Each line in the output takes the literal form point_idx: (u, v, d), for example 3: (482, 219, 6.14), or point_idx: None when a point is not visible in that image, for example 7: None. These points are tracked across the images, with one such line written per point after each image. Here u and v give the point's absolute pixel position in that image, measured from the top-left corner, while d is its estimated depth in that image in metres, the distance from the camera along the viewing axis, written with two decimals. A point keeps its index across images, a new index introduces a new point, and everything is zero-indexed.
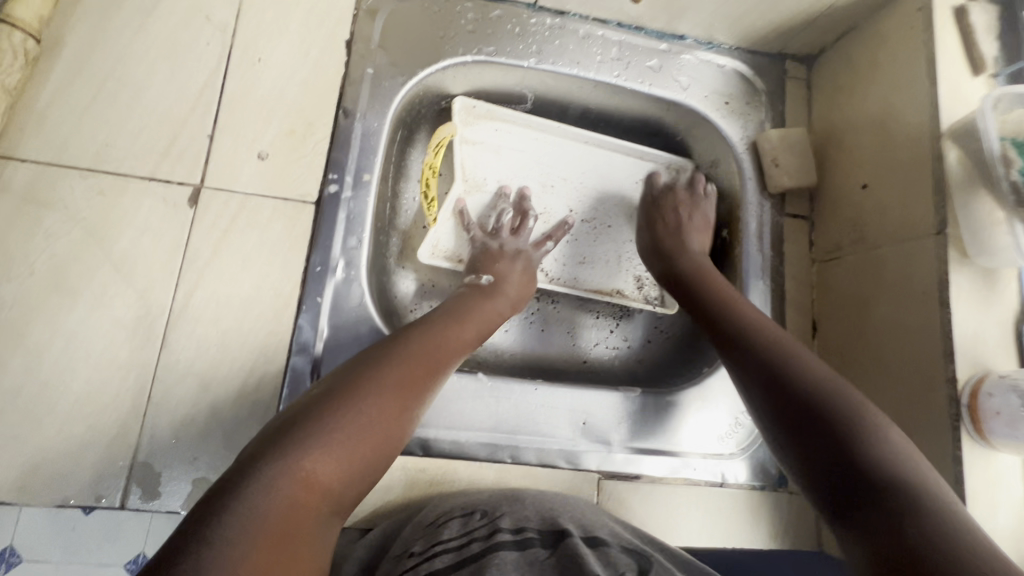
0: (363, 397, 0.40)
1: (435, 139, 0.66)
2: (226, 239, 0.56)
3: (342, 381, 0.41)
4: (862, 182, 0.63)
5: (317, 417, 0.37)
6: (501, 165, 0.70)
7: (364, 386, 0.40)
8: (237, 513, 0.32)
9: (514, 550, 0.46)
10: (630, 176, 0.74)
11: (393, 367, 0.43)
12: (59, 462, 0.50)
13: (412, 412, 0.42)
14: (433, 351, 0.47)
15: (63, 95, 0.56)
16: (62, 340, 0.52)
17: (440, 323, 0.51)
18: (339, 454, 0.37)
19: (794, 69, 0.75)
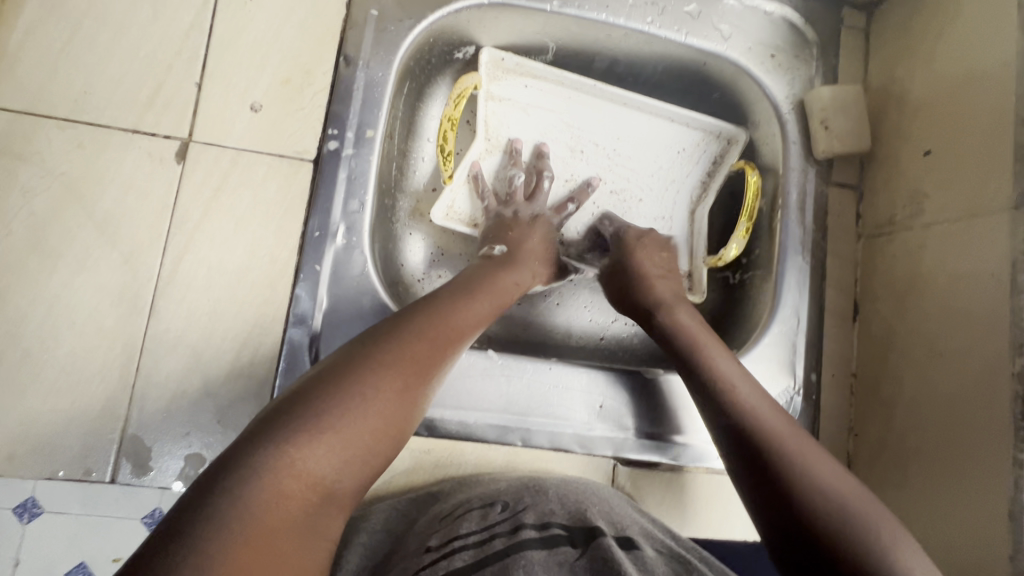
0: (364, 381, 0.36)
1: (456, 89, 0.61)
2: (217, 199, 0.52)
3: (342, 364, 0.37)
4: (925, 148, 0.56)
5: (311, 409, 0.34)
6: (528, 125, 0.66)
7: (364, 369, 0.36)
8: (222, 513, 0.28)
9: (540, 548, 0.42)
10: (667, 142, 0.68)
11: (397, 347, 0.39)
12: (46, 433, 0.47)
13: (417, 397, 0.38)
14: (443, 327, 0.43)
15: (35, 34, 0.50)
16: (44, 305, 0.48)
17: (450, 298, 0.46)
18: (335, 446, 0.33)
19: (851, 18, 0.66)
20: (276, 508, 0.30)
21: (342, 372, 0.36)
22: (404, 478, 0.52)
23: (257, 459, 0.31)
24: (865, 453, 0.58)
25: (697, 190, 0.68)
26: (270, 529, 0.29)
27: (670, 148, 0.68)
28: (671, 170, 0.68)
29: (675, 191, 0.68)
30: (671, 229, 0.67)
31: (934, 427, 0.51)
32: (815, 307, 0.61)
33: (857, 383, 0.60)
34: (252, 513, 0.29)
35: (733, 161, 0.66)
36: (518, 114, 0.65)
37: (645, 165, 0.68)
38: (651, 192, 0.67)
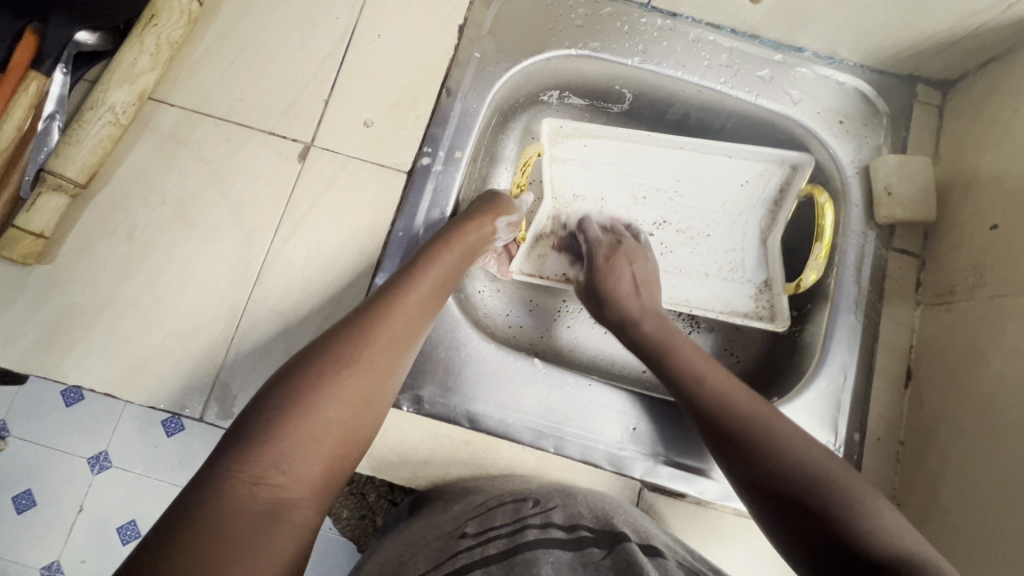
0: (300, 378, 0.41)
1: (522, 159, 0.69)
2: (325, 195, 0.61)
3: (297, 365, 0.42)
4: (991, 223, 0.56)
5: (274, 408, 0.39)
6: (592, 178, 0.72)
7: (314, 369, 0.42)
8: (216, 505, 0.34)
9: (567, 549, 0.44)
10: (730, 176, 0.71)
11: (356, 340, 0.44)
12: (157, 368, 0.56)
13: (372, 370, 0.44)
14: (404, 319, 0.48)
15: (211, 52, 0.63)
16: (176, 264, 0.58)
17: (407, 284, 0.50)
18: (309, 419, 0.39)
19: (924, 94, 0.68)
20: (259, 491, 0.36)
21: (314, 366, 0.42)
22: (442, 462, 0.57)
23: (244, 446, 0.37)
24: None
25: (766, 219, 0.71)
26: (253, 500, 0.35)
27: (733, 182, 0.71)
28: (728, 203, 0.72)
29: (740, 223, 0.72)
30: (743, 262, 0.71)
31: (978, 502, 0.49)
32: (864, 367, 0.61)
33: (903, 451, 0.59)
34: (250, 485, 0.36)
35: (801, 186, 0.68)
36: (580, 167, 0.72)
37: (706, 200, 0.72)
38: (717, 228, 0.72)
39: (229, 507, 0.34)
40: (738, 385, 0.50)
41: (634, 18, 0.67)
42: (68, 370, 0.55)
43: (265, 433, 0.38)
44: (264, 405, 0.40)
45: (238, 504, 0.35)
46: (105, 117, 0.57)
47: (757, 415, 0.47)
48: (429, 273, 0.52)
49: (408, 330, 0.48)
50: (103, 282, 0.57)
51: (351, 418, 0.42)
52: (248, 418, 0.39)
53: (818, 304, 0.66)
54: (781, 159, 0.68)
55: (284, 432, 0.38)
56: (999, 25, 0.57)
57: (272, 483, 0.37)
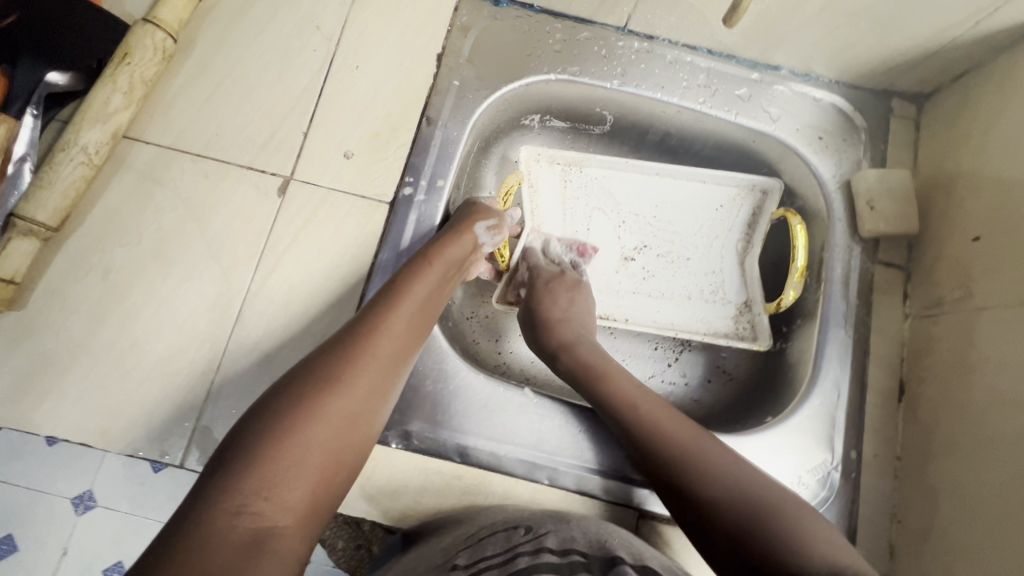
0: (283, 402, 0.40)
1: (503, 188, 0.68)
2: (306, 228, 0.60)
3: (280, 390, 0.41)
4: (973, 235, 0.57)
5: (255, 433, 0.38)
6: (570, 205, 0.73)
7: (296, 392, 0.40)
8: (195, 540, 0.33)
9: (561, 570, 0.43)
10: (705, 202, 0.72)
11: (340, 358, 0.43)
12: (135, 414, 0.54)
13: (358, 389, 0.43)
14: (390, 335, 0.47)
15: (186, 88, 0.62)
16: (154, 305, 0.57)
17: (392, 300, 0.49)
18: (294, 440, 0.38)
19: (900, 108, 0.69)
20: (240, 523, 0.34)
21: (298, 387, 0.41)
22: (433, 499, 0.55)
23: (225, 475, 0.36)
24: (908, 544, 0.55)
25: (741, 243, 0.71)
26: (233, 535, 0.34)
27: (708, 208, 0.72)
28: (706, 228, 0.72)
29: (719, 247, 0.72)
30: (722, 286, 0.71)
31: (980, 517, 0.48)
32: (856, 383, 0.60)
33: (901, 466, 0.58)
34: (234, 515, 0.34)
35: (771, 210, 0.69)
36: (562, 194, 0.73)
37: (684, 225, 0.73)
38: (696, 251, 0.72)
39: (211, 540, 0.33)
40: (664, 409, 0.52)
41: (612, 42, 0.68)
42: (40, 421, 0.53)
43: (244, 460, 0.37)
44: (247, 432, 0.38)
45: (218, 538, 0.33)
46: (77, 158, 0.56)
47: (693, 441, 0.48)
48: (414, 289, 0.51)
49: (396, 346, 0.47)
50: (77, 327, 0.56)
51: (337, 441, 0.40)
52: (228, 447, 0.38)
53: (806, 321, 0.65)
54: (751, 184, 0.70)
55: (268, 458, 0.37)
56: (970, 40, 0.58)
57: (254, 512, 0.35)
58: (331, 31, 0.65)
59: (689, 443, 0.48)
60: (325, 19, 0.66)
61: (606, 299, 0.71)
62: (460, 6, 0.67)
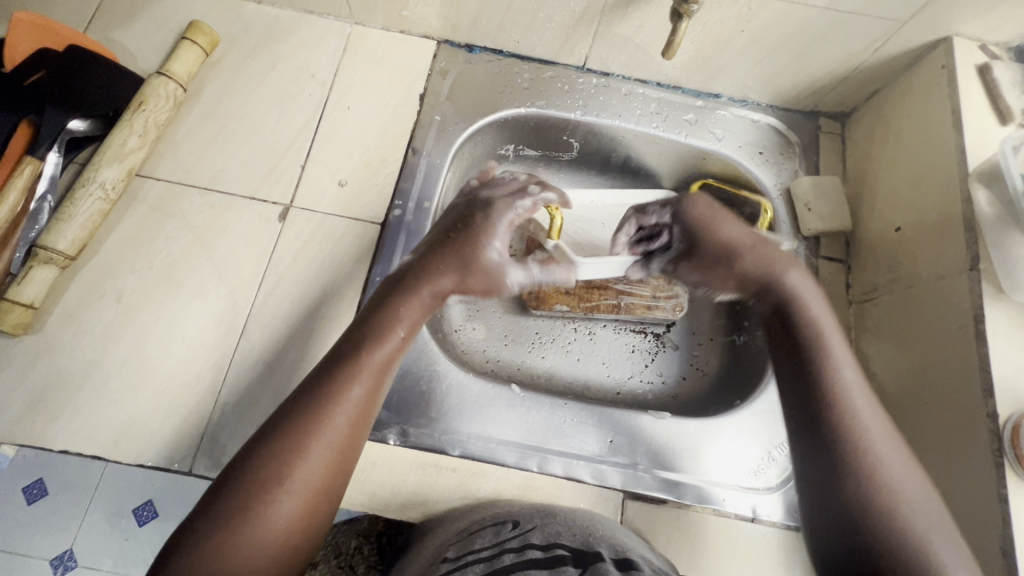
0: (244, 477, 0.40)
1: None
2: (305, 249, 0.66)
3: (244, 459, 0.41)
4: (896, 225, 0.65)
5: (217, 508, 0.39)
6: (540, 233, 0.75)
7: (256, 465, 0.40)
8: None
9: (543, 567, 0.45)
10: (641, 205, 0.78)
11: (298, 423, 0.42)
12: (145, 426, 0.57)
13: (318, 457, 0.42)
14: (359, 390, 0.45)
15: (194, 131, 0.69)
16: (164, 323, 0.61)
17: (355, 358, 0.46)
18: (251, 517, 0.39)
19: (827, 125, 0.79)
20: None
21: (248, 467, 0.40)
22: (429, 493, 0.58)
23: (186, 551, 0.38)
24: None
25: None
26: None
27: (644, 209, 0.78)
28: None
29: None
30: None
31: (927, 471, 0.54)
32: None
33: None
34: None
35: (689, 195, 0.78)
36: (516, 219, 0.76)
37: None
38: None
39: None
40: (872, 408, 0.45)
41: (573, 79, 0.77)
42: (53, 437, 0.56)
43: (202, 535, 0.38)
44: (202, 512, 0.39)
45: None
46: (96, 193, 0.62)
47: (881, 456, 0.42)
48: (390, 335, 0.48)
49: (357, 405, 0.44)
50: (90, 347, 0.59)
51: (301, 509, 0.41)
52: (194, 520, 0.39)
53: (765, 314, 0.72)
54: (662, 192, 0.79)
55: (226, 533, 0.38)
56: (873, 64, 0.68)
57: None
58: (325, 78, 0.74)
59: (879, 456, 0.42)
60: (320, 68, 0.74)
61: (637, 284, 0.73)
62: (438, 53, 0.77)
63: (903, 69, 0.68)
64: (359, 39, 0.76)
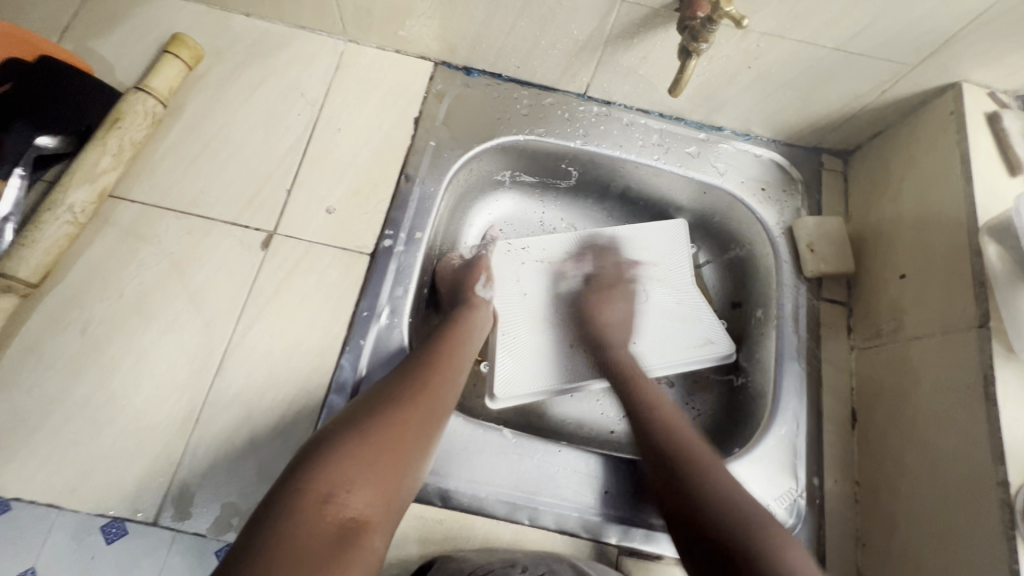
0: (350, 426, 0.47)
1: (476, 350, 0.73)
2: (289, 279, 0.62)
3: (346, 417, 0.48)
4: (901, 272, 0.63)
5: (324, 445, 0.45)
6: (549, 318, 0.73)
7: (359, 420, 0.47)
8: (274, 536, 0.39)
9: None
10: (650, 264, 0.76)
11: (398, 395, 0.51)
12: (109, 470, 0.53)
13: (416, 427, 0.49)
14: (444, 379, 0.55)
15: (174, 150, 0.66)
16: (133, 357, 0.57)
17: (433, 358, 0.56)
18: (358, 453, 0.45)
19: (830, 162, 0.77)
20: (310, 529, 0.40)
21: (353, 420, 0.47)
22: (413, 547, 0.54)
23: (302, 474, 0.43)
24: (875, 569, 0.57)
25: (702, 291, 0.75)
26: (312, 534, 0.39)
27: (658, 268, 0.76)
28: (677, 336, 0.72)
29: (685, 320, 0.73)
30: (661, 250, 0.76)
31: (930, 534, 0.52)
32: (814, 412, 0.65)
33: (860, 491, 0.62)
34: (318, 516, 0.41)
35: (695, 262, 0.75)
36: (535, 368, 0.68)
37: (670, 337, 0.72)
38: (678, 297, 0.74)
39: (303, 524, 0.40)
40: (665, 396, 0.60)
41: (573, 106, 0.75)
42: (6, 483, 0.52)
43: (317, 460, 0.44)
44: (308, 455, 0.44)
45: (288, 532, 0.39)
46: (63, 217, 0.58)
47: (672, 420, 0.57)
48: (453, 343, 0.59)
49: (442, 390, 0.54)
50: (51, 384, 0.55)
51: (394, 463, 0.46)
52: (308, 455, 0.44)
53: (765, 356, 0.70)
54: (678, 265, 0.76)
55: (341, 461, 0.44)
56: (880, 105, 0.67)
57: (337, 503, 0.42)
58: (315, 97, 0.70)
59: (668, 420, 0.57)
60: (310, 87, 0.71)
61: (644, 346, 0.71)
62: (435, 75, 0.74)
63: (911, 110, 0.67)
64: (353, 58, 0.73)
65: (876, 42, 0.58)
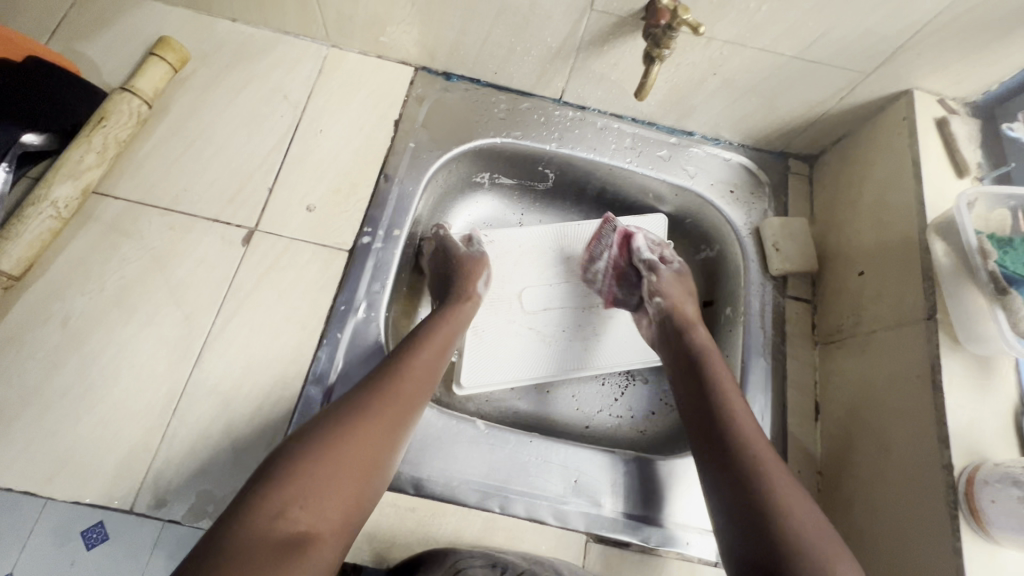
0: (312, 439, 0.47)
1: None
2: (269, 274, 0.64)
3: (313, 427, 0.48)
4: (860, 269, 0.66)
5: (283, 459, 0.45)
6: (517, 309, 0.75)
7: (321, 432, 0.47)
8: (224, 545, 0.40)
9: None
10: None
11: (361, 404, 0.50)
12: (86, 459, 0.54)
13: (375, 441, 0.49)
14: (411, 386, 0.54)
15: (158, 149, 0.67)
16: (113, 349, 0.58)
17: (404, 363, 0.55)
18: (314, 469, 0.45)
19: (796, 166, 0.80)
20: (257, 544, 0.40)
21: (315, 432, 0.48)
22: (385, 535, 0.55)
23: (257, 487, 0.44)
24: None
25: None
26: (258, 546, 0.40)
27: None
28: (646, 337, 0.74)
29: None
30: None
31: (884, 518, 0.54)
32: (778, 405, 0.67)
33: (822, 481, 0.63)
34: (267, 530, 0.41)
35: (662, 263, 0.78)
36: (503, 361, 0.71)
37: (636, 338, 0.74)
38: None
39: (251, 537, 0.41)
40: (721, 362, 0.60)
41: (549, 111, 0.78)
42: None
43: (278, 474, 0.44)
44: (267, 468, 0.45)
45: (239, 542, 0.40)
46: (46, 212, 0.59)
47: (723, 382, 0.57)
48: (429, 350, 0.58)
49: (407, 401, 0.53)
50: (30, 374, 0.56)
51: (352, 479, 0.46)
52: (268, 467, 0.45)
53: (732, 352, 0.72)
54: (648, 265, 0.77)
55: (296, 476, 0.44)
56: (839, 111, 0.70)
57: (288, 518, 0.42)
58: (298, 99, 0.73)
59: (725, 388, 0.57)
60: (293, 89, 0.73)
61: (609, 347, 0.74)
62: (415, 79, 0.76)
63: (869, 116, 0.70)
64: (336, 62, 0.75)
65: (831, 50, 0.61)
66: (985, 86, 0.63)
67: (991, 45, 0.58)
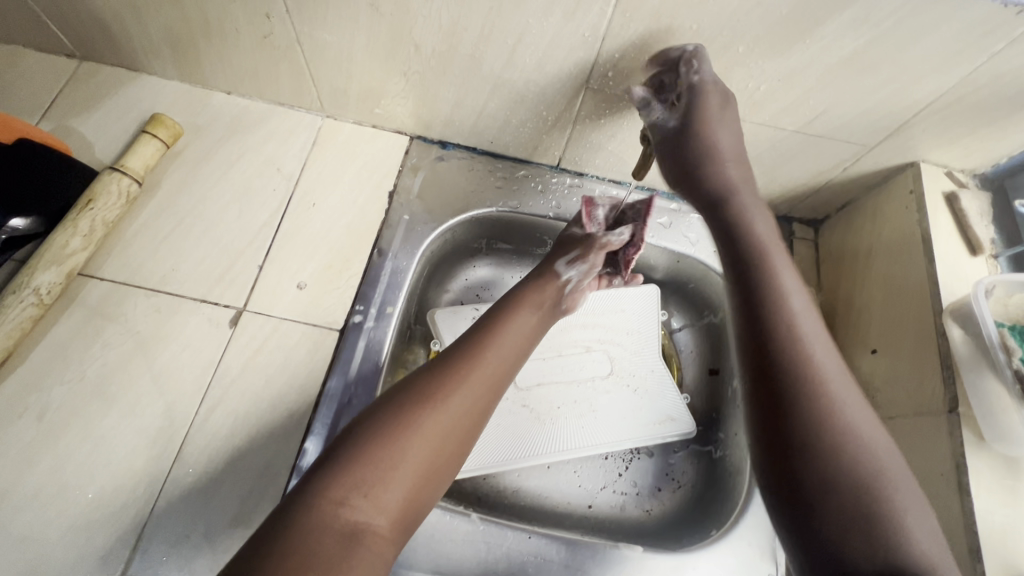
0: (383, 420, 0.45)
1: None
2: (256, 358, 0.61)
3: (383, 408, 0.46)
4: (872, 346, 0.63)
5: (353, 442, 0.44)
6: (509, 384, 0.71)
7: (391, 416, 0.45)
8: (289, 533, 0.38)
9: None
10: (618, 330, 0.75)
11: (430, 387, 0.48)
12: (55, 568, 0.51)
13: (443, 421, 0.46)
14: (484, 368, 0.51)
15: (148, 227, 0.66)
16: (90, 444, 0.56)
17: (477, 349, 0.52)
18: (385, 454, 0.43)
19: (800, 230, 0.78)
20: (320, 530, 0.38)
21: (385, 414, 0.45)
22: None
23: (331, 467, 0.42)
24: None
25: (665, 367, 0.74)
26: (321, 533, 0.38)
27: (624, 335, 0.75)
28: (640, 413, 0.70)
29: (649, 394, 0.72)
30: (630, 318, 0.76)
31: None
32: None
33: None
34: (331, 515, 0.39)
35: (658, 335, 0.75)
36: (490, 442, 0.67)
37: (632, 414, 0.70)
38: (639, 371, 0.73)
39: (318, 525, 0.38)
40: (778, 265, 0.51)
41: (546, 178, 0.76)
42: None
43: (345, 460, 0.42)
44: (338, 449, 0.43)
45: (305, 528, 0.38)
46: (28, 298, 0.57)
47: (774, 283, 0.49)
48: (505, 336, 0.55)
49: (481, 388, 0.50)
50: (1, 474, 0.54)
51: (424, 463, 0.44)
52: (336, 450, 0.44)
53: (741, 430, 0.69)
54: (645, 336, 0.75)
55: (365, 458, 0.42)
56: (843, 180, 0.69)
57: (355, 504, 0.40)
58: (291, 172, 0.72)
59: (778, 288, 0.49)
60: (286, 162, 0.72)
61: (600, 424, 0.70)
62: (410, 149, 0.75)
63: (874, 185, 0.68)
64: (331, 133, 0.74)
65: (833, 126, 0.60)
66: (994, 159, 0.62)
67: (997, 124, 0.56)
